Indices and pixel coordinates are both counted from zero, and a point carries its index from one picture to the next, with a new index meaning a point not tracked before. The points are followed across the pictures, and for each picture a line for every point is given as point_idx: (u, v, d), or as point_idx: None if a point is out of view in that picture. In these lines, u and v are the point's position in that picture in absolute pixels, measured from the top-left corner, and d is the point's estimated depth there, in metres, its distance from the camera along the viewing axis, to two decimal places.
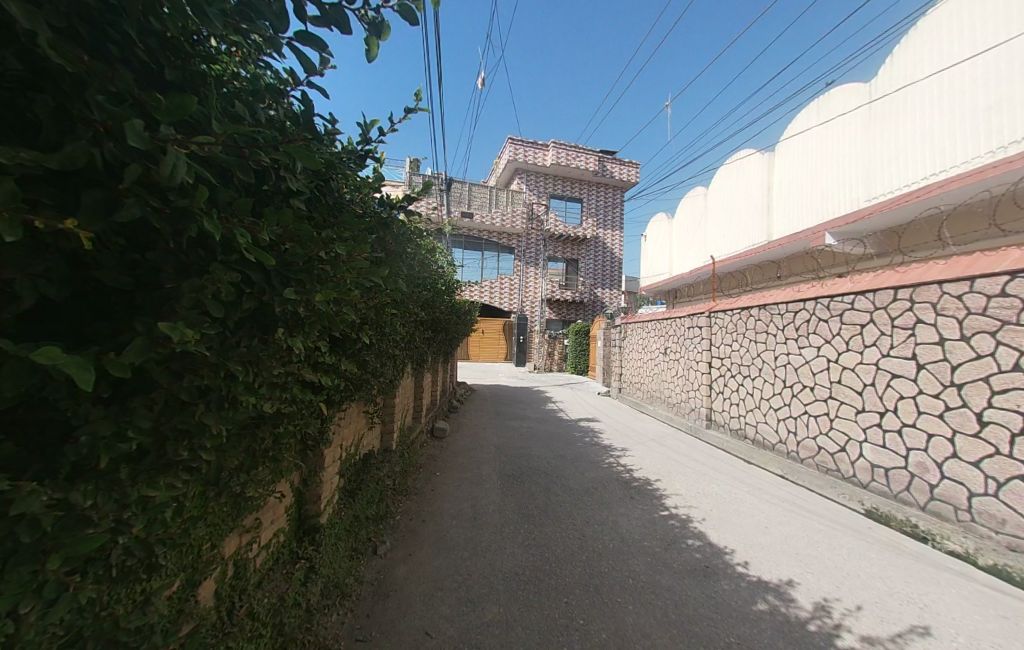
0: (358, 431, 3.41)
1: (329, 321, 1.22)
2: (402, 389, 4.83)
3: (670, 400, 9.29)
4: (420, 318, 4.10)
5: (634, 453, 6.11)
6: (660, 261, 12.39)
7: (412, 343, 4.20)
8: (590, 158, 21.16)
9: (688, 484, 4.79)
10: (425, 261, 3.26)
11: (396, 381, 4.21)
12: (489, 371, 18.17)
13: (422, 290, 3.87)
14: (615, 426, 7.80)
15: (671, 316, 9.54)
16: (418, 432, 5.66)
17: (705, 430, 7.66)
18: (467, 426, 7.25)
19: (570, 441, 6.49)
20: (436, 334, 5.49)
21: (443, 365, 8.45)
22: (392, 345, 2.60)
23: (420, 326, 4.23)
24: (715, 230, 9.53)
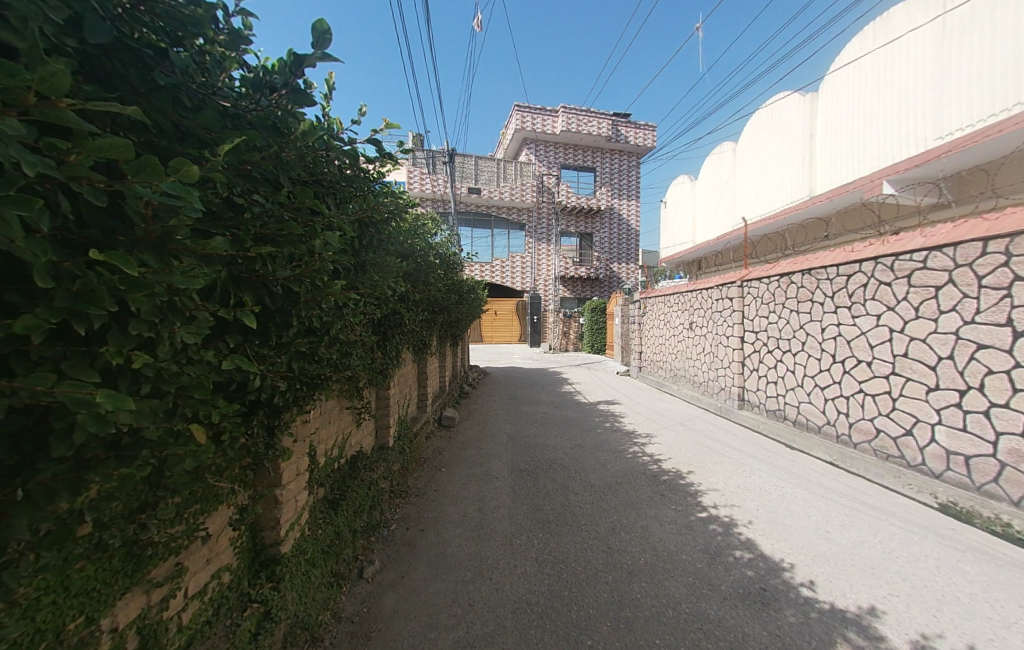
0: (338, 431, 2.90)
1: (100, 291, 0.69)
2: (399, 378, 4.32)
3: (697, 380, 8.56)
4: (409, 296, 3.55)
5: (660, 440, 5.51)
6: (682, 228, 11.41)
7: (402, 326, 3.66)
8: (603, 123, 19.83)
9: (726, 477, 4.18)
10: (405, 226, 2.68)
11: (389, 369, 3.71)
12: (503, 353, 17.69)
13: (409, 264, 3.30)
14: (638, 409, 7.20)
15: (696, 287, 8.70)
16: (424, 423, 5.21)
17: (738, 411, 6.98)
18: (477, 414, 6.75)
19: (588, 428, 5.91)
20: (436, 315, 4.93)
21: (452, 349, 7.96)
22: (355, 327, 2.05)
23: (410, 306, 3.67)
24: (747, 188, 8.52)
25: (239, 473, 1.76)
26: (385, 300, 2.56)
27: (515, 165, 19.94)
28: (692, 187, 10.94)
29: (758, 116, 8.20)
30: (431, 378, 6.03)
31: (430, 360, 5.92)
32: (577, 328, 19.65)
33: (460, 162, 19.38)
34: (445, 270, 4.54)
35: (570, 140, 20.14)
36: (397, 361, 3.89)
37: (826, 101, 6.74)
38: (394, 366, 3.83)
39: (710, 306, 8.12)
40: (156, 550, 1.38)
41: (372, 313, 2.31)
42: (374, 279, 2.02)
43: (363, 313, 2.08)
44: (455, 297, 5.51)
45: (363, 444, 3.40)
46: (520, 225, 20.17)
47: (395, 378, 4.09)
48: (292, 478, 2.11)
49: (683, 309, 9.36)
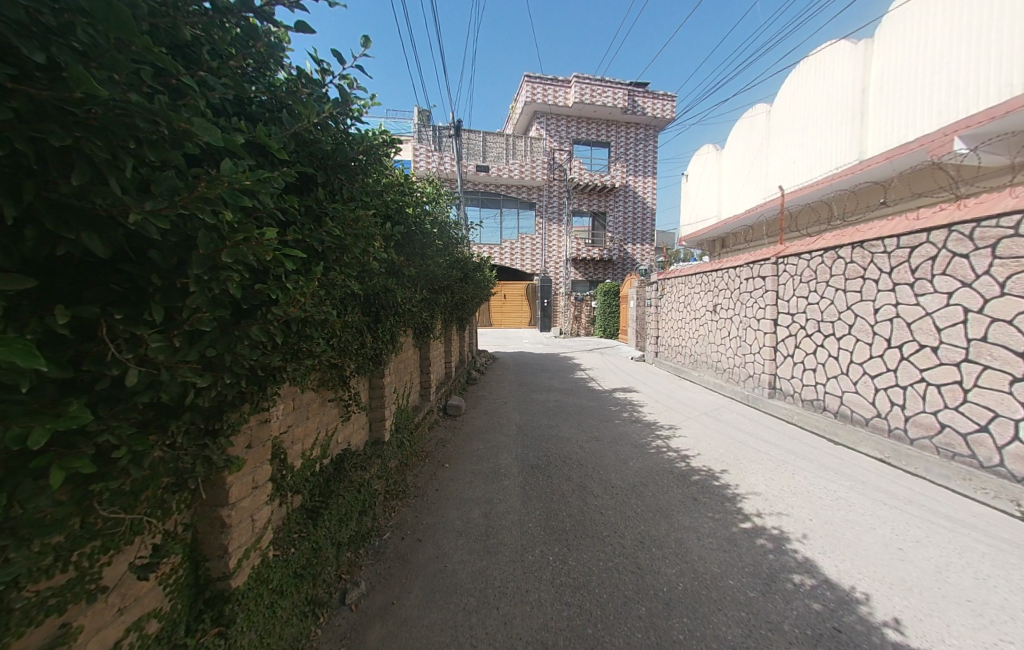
0: (320, 427, 2.46)
1: None
2: (396, 363, 3.85)
3: (720, 366, 7.98)
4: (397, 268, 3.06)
5: (685, 432, 5.01)
6: (705, 204, 10.60)
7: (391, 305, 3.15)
8: (618, 94, 18.72)
9: (766, 477, 3.69)
10: (391, 180, 2.19)
11: (381, 355, 3.24)
12: (513, 338, 17.20)
13: (401, 232, 2.82)
14: (658, 398, 6.68)
15: (721, 266, 8.02)
16: (426, 413, 4.81)
17: (769, 400, 6.41)
18: (484, 402, 6.31)
19: (605, 418, 5.43)
20: (436, 296, 4.43)
21: (457, 333, 7.53)
22: (321, 302, 1.56)
23: (403, 284, 3.17)
24: (782, 156, 7.73)
25: (161, 493, 1.31)
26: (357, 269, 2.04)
27: (524, 141, 19.02)
28: (717, 158, 10.09)
29: (800, 72, 7.33)
30: (435, 363, 5.57)
31: (434, 344, 5.46)
32: (589, 312, 19.02)
33: (467, 138, 18.55)
34: (445, 243, 4.01)
35: (583, 113, 19.08)
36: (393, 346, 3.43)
37: (884, 49, 5.89)
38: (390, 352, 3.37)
39: (737, 286, 7.46)
40: (16, 618, 0.91)
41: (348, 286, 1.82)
42: (338, 235, 1.50)
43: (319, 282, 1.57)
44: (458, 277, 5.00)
45: (353, 440, 2.97)
46: (530, 204, 19.40)
47: (392, 363, 3.62)
48: (249, 491, 1.66)
49: (705, 290, 8.71)
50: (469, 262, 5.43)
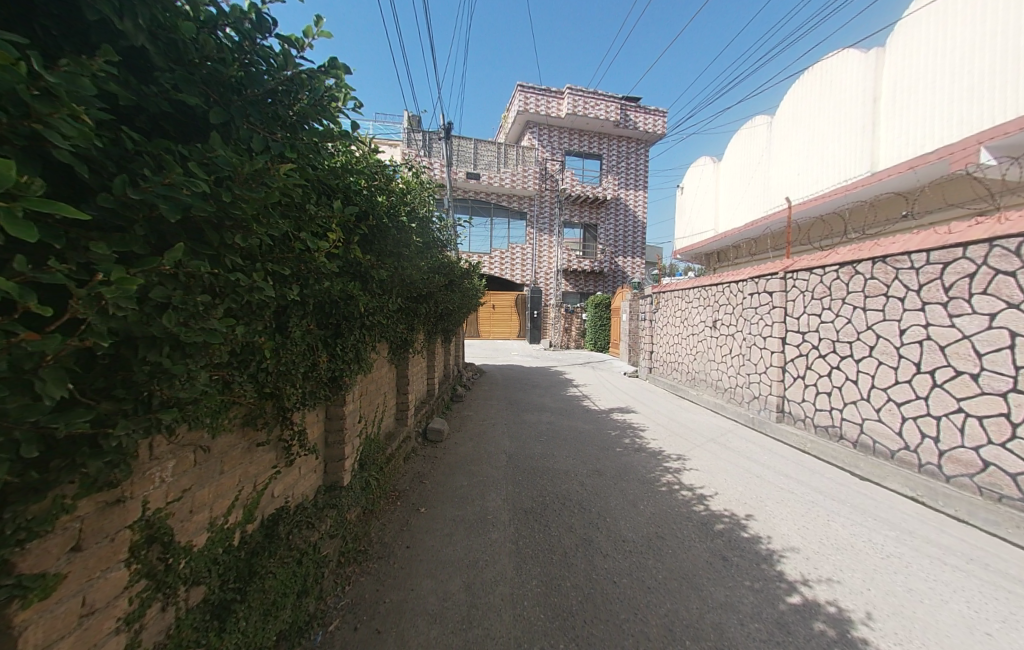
0: (242, 482, 1.80)
1: None
2: (363, 385, 3.19)
3: (722, 386, 7.49)
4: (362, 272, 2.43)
5: (695, 462, 4.45)
6: (701, 217, 10.27)
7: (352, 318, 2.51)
8: (611, 107, 18.70)
9: (800, 526, 3.13)
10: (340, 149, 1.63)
11: (341, 379, 2.59)
12: (501, 350, 16.56)
13: (363, 224, 2.22)
14: (659, 420, 6.12)
15: (722, 280, 7.60)
16: (401, 440, 4.13)
17: (778, 425, 5.92)
18: (469, 425, 5.62)
19: (605, 446, 4.81)
20: (414, 308, 3.78)
21: (441, 346, 6.88)
22: (196, 319, 0.95)
23: (370, 292, 2.54)
24: (785, 168, 7.42)
25: None
26: (283, 266, 1.42)
27: (516, 150, 18.71)
28: (714, 170, 9.79)
29: (806, 82, 7.07)
30: (414, 382, 4.89)
31: (414, 360, 4.80)
32: (579, 324, 18.53)
33: (458, 145, 18.14)
34: (428, 246, 3.39)
35: (576, 125, 18.94)
36: (356, 368, 2.77)
37: (897, 58, 5.63)
38: (353, 375, 2.72)
39: (740, 302, 7.03)
40: None
41: (260, 290, 1.20)
42: (218, 203, 0.89)
43: (185, 281, 0.95)
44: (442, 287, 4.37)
45: (298, 489, 2.29)
46: (521, 214, 19.03)
47: (356, 387, 2.95)
48: (70, 626, 1.01)
49: (704, 305, 8.27)
50: (457, 270, 4.81)
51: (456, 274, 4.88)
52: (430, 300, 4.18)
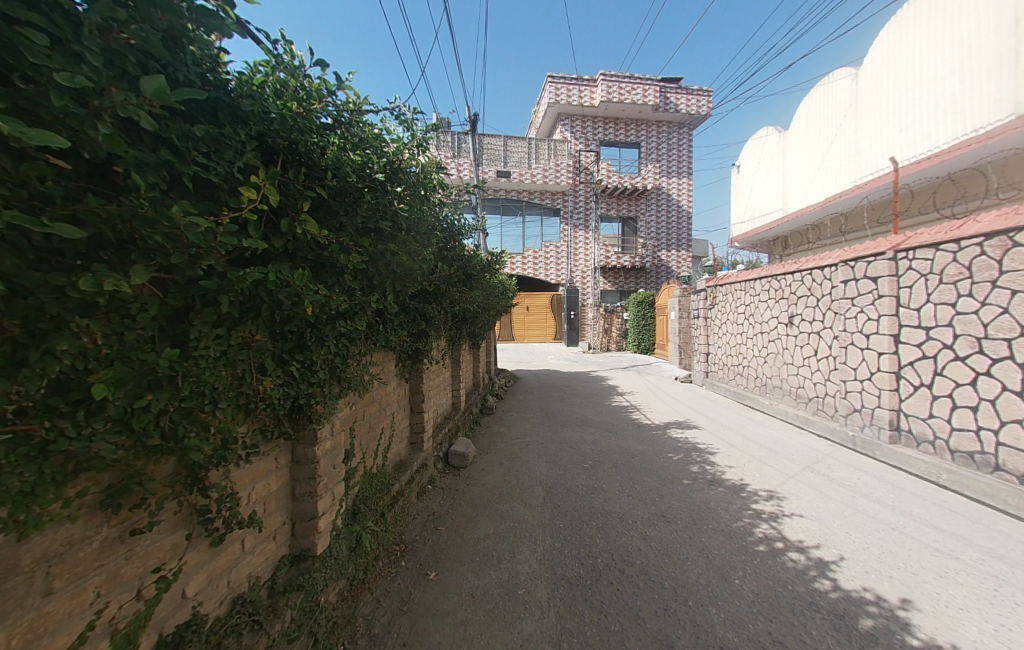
0: (106, 595, 1.12)
1: None
2: (352, 411, 2.45)
3: (806, 396, 6.14)
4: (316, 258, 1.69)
5: (795, 502, 3.34)
6: (764, 197, 8.82)
7: (310, 324, 1.77)
8: (649, 90, 17.34)
9: (1000, 629, 2.00)
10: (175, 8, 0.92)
11: (306, 408, 1.86)
12: (537, 354, 15.68)
13: (307, 186, 1.50)
14: (730, 439, 4.99)
15: (801, 266, 6.26)
16: (416, 470, 3.40)
17: (894, 448, 4.57)
18: (499, 445, 4.78)
19: (667, 477, 3.78)
20: (418, 312, 3.01)
21: (469, 353, 6.17)
22: None
23: (338, 288, 1.78)
24: (879, 125, 5.98)
25: None
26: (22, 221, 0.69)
27: (548, 144, 17.84)
28: (780, 141, 8.34)
29: (903, 14, 5.64)
30: (433, 397, 4.14)
31: (431, 372, 4.05)
32: (621, 325, 17.22)
33: (488, 143, 17.55)
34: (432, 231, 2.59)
35: (610, 113, 17.78)
36: (332, 396, 2.02)
37: None
38: (328, 406, 1.98)
39: (829, 291, 5.70)
40: None
41: None
42: None
43: None
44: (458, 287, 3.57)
45: (234, 574, 1.57)
46: (555, 210, 18.13)
47: (340, 416, 2.22)
48: None
49: (777, 299, 6.92)
50: (478, 266, 4.00)
51: (478, 271, 4.07)
52: (441, 302, 3.38)
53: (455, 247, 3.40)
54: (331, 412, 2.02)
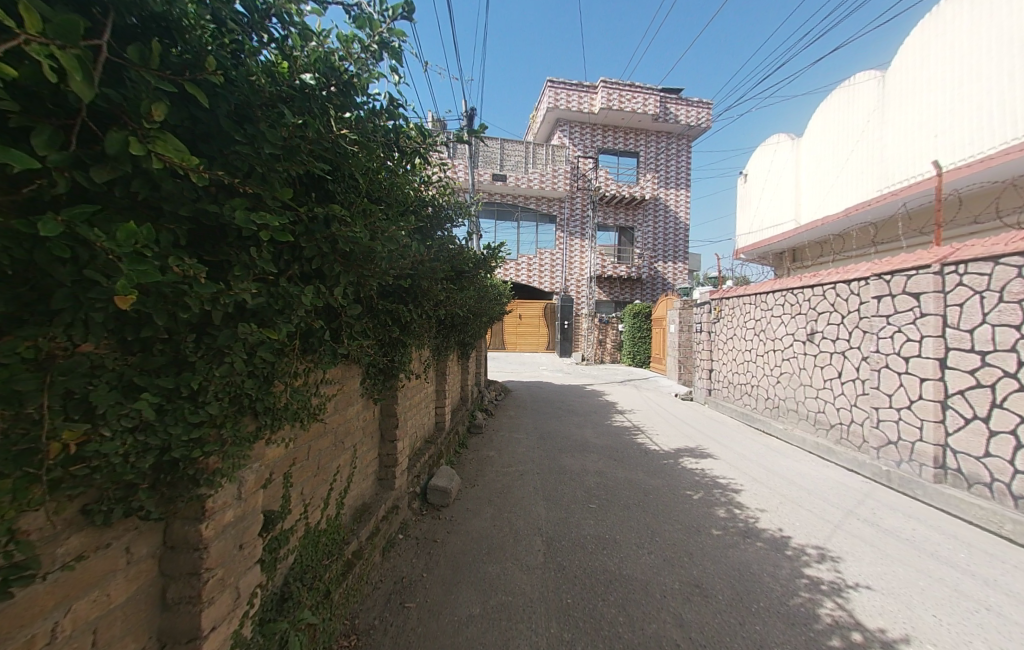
0: None
1: None
2: (283, 452, 1.72)
3: (829, 422, 5.56)
4: (195, 215, 0.99)
5: (855, 566, 2.70)
6: (773, 207, 8.37)
7: (181, 329, 1.05)
8: (650, 99, 17.10)
9: None
10: None
11: (182, 466, 1.12)
12: (529, 364, 15.00)
13: (162, 78, 0.82)
14: (752, 472, 4.36)
15: (824, 280, 5.72)
16: (385, 514, 2.67)
17: (941, 489, 3.99)
18: (487, 475, 4.03)
19: (693, 527, 3.09)
20: (389, 316, 2.27)
21: (456, 364, 5.46)
22: None
23: (240, 269, 1.07)
24: (911, 131, 5.54)
25: None
26: None
27: (546, 149, 17.37)
28: (793, 148, 7.90)
29: (940, 11, 5.21)
30: (409, 419, 3.39)
31: (408, 390, 3.30)
32: (615, 336, 16.67)
33: (484, 145, 16.98)
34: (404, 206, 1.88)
35: (610, 120, 17.46)
36: (237, 441, 1.29)
37: None
38: (228, 458, 1.24)
39: (859, 308, 5.16)
40: None
41: None
42: None
43: None
44: (448, 287, 2.86)
45: None
46: (551, 217, 17.64)
47: (260, 468, 1.47)
48: None
49: (794, 314, 6.38)
50: (471, 263, 3.27)
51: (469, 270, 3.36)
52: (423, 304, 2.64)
53: (439, 235, 2.68)
54: (235, 469, 1.28)
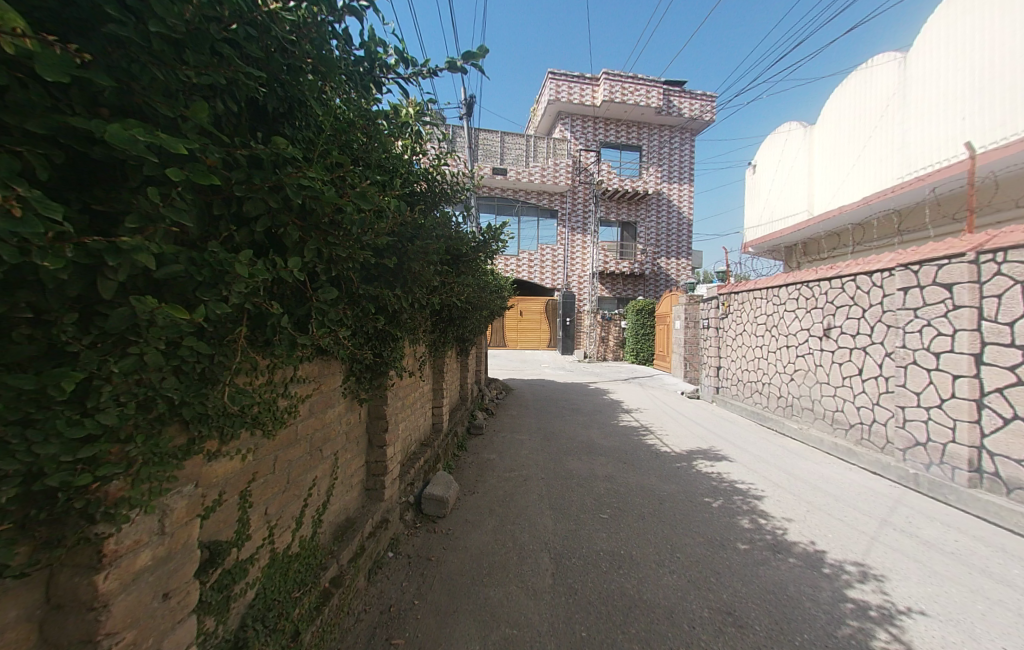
0: None
1: None
2: (232, 466, 1.40)
3: (848, 422, 5.25)
4: (55, 134, 0.66)
5: (902, 586, 2.39)
6: (784, 197, 8.03)
7: (57, 308, 0.73)
8: (653, 91, 16.71)
9: None
10: None
11: (65, 500, 0.81)
12: (530, 362, 14.68)
13: None
14: (771, 477, 4.04)
15: (843, 271, 5.39)
16: (372, 531, 2.36)
17: (976, 494, 3.68)
18: (488, 480, 3.71)
19: (717, 541, 2.77)
20: (370, 306, 1.93)
21: (453, 362, 5.14)
22: None
23: (138, 219, 0.75)
24: (935, 112, 5.20)
25: None
26: None
27: (546, 142, 17.00)
28: (805, 135, 7.55)
29: None
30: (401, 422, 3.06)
31: (399, 389, 2.97)
32: (618, 333, 16.35)
33: (483, 138, 16.58)
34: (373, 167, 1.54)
35: (612, 113, 17.08)
36: (156, 459, 0.97)
37: None
38: (142, 482, 0.93)
39: (881, 300, 4.82)
40: None
41: None
42: None
43: None
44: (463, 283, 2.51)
45: None
46: (552, 212, 17.29)
47: (195, 490, 1.15)
48: None
49: (809, 308, 6.05)
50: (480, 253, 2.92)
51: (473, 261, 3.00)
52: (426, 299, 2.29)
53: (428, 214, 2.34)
54: (154, 495, 0.97)
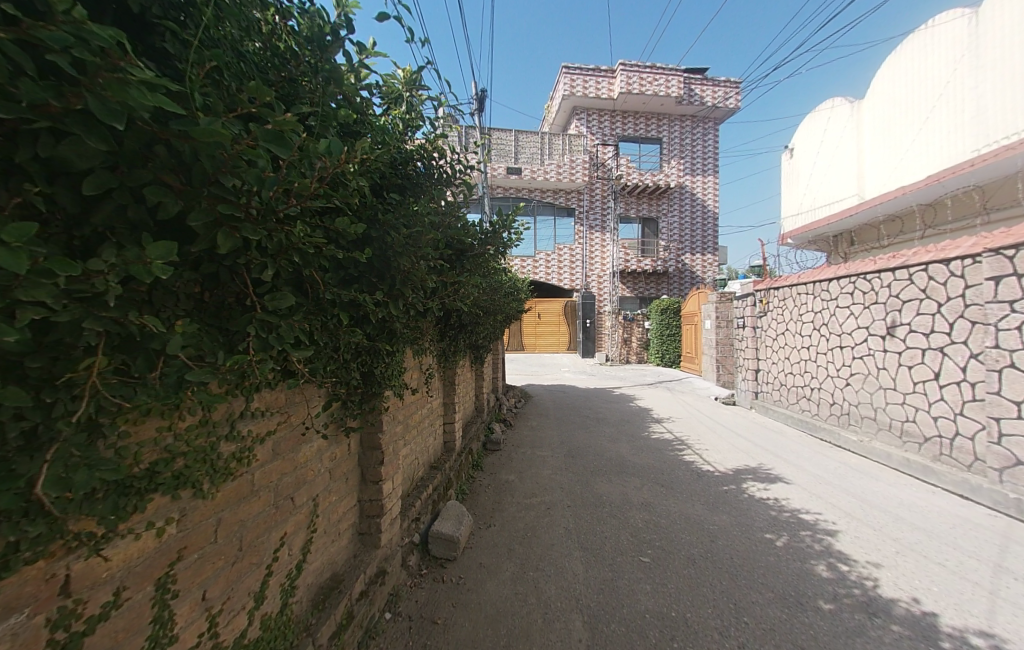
0: None
1: None
2: (140, 548, 1.02)
3: (922, 435, 4.50)
4: None
5: None
6: (829, 183, 7.25)
7: None
8: (673, 80, 15.96)
9: None
10: None
11: None
12: (550, 366, 14.15)
13: None
14: (840, 503, 3.42)
15: (910, 259, 4.68)
16: (363, 589, 1.93)
17: None
18: (506, 510, 3.22)
19: (791, 597, 2.22)
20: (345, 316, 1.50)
21: (467, 372, 4.71)
22: None
23: None
24: (1012, 71, 4.43)
25: None
26: None
27: (562, 138, 16.47)
28: (854, 113, 6.78)
29: None
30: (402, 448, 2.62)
31: (400, 411, 2.54)
32: (641, 334, 15.61)
33: (497, 137, 16.19)
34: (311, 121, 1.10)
35: (629, 105, 16.43)
36: None
37: None
38: None
39: (961, 292, 4.10)
40: None
41: None
42: None
43: None
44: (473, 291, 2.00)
45: None
46: (569, 210, 16.76)
47: (22, 622, 0.77)
48: None
49: (866, 303, 5.32)
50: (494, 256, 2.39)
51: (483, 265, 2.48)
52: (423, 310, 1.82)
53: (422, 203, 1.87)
54: None
